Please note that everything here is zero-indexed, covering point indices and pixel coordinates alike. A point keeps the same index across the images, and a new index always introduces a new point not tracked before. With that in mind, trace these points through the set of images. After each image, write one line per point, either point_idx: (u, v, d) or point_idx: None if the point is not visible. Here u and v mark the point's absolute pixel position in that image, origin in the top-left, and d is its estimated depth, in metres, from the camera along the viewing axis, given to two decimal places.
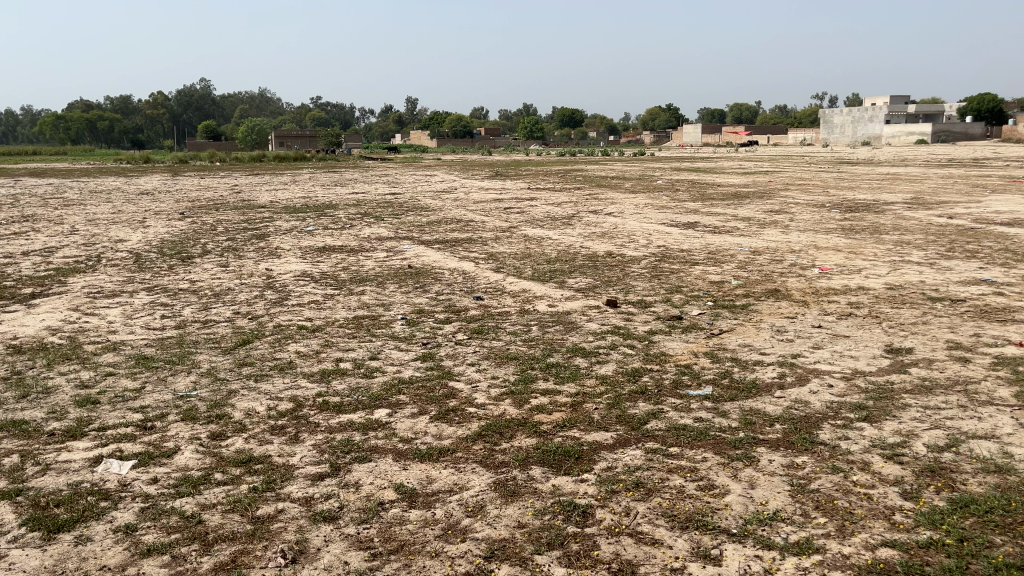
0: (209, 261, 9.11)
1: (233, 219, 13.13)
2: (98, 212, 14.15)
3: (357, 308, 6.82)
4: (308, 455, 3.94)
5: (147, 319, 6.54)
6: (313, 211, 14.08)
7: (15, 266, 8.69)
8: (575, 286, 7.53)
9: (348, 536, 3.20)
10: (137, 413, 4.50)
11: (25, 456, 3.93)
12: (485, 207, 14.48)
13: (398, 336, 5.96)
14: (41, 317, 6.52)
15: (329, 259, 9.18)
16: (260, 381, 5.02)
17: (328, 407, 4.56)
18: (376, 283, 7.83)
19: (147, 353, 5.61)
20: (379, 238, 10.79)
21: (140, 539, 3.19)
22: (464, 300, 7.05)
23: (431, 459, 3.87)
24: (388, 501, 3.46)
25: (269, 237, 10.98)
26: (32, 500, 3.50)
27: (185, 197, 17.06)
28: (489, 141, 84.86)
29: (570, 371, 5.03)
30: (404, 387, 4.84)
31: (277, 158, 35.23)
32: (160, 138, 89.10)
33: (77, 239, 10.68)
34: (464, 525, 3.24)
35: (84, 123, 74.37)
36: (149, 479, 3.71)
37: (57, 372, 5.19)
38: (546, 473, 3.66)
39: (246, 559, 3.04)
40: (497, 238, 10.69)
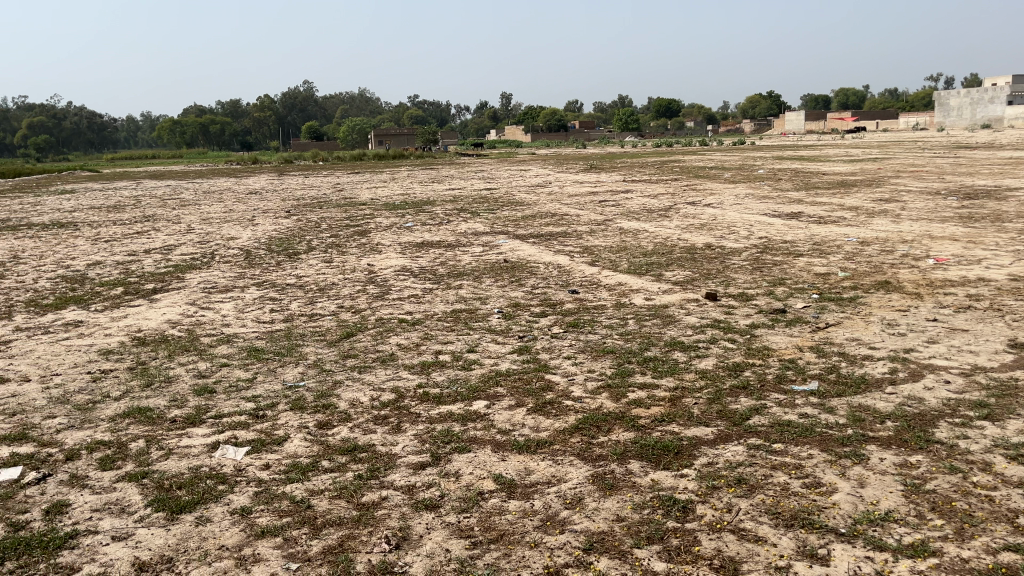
0: (314, 257, 9.46)
1: (336, 216, 13.57)
2: (211, 211, 14.91)
3: (455, 302, 6.93)
4: (410, 445, 4.04)
5: (258, 312, 6.85)
6: (410, 207, 14.35)
7: (138, 263, 9.26)
8: (672, 279, 7.41)
9: (450, 524, 3.27)
10: (249, 402, 4.73)
11: (150, 441, 4.20)
12: (579, 201, 14.42)
13: (495, 329, 6.03)
14: (162, 311, 6.93)
15: (427, 253, 9.38)
16: (363, 372, 5.19)
17: (428, 398, 4.66)
18: (473, 277, 7.94)
19: (258, 345, 5.88)
20: (475, 232, 10.93)
21: (255, 521, 3.36)
22: (560, 294, 7.06)
23: (528, 450, 3.90)
24: (487, 491, 3.51)
25: (369, 233, 11.30)
26: (157, 482, 3.73)
27: (291, 195, 17.75)
28: (584, 135, 84.47)
29: (669, 365, 4.97)
30: (501, 379, 4.91)
31: (376, 155, 36.23)
32: (268, 139, 92.97)
33: (193, 238, 11.27)
34: (563, 516, 3.26)
35: (197, 126, 78.42)
36: (262, 465, 3.89)
37: (177, 362, 5.50)
38: (645, 467, 3.64)
39: (353, 543, 3.16)
40: (593, 231, 10.65)
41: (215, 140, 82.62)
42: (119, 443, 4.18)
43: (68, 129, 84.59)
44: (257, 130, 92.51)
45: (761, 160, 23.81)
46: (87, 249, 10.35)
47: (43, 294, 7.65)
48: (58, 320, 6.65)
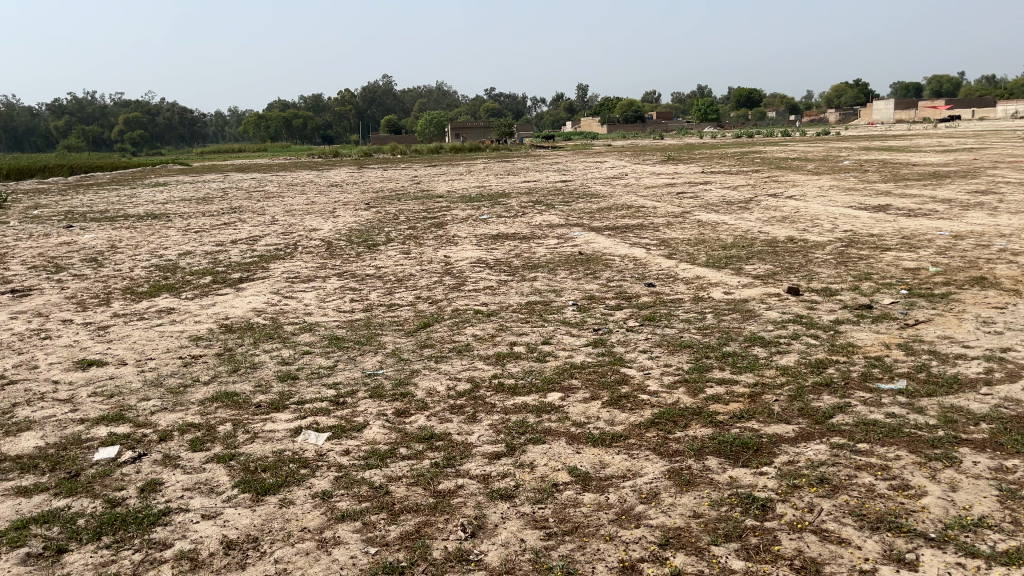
0: (392, 248, 9.63)
1: (413, 208, 13.78)
2: (294, 203, 15.31)
3: (530, 294, 6.95)
4: (485, 434, 4.08)
5: (338, 302, 7.02)
6: (486, 200, 14.43)
7: (226, 253, 9.60)
8: (752, 273, 7.25)
9: (524, 514, 3.28)
10: (330, 389, 4.86)
11: (237, 424, 4.36)
12: (657, 193, 14.22)
13: (569, 322, 6.02)
14: (248, 300, 7.17)
15: (503, 245, 9.43)
16: (440, 362, 5.26)
17: (503, 388, 4.69)
18: (548, 269, 7.94)
19: (339, 333, 6.03)
20: (550, 224, 10.93)
21: (336, 505, 3.45)
22: (636, 287, 6.99)
23: (603, 443, 3.89)
24: (562, 483, 3.52)
25: (446, 225, 11.43)
26: (243, 464, 3.88)
27: (370, 188, 18.08)
28: (661, 126, 83.26)
29: (748, 361, 4.86)
30: (576, 371, 4.90)
31: (453, 147, 36.56)
32: (349, 133, 95.05)
33: (277, 229, 11.61)
34: (638, 511, 3.24)
35: (281, 120, 80.74)
36: (342, 451, 3.99)
37: (262, 349, 5.69)
38: (723, 464, 3.57)
39: (430, 530, 3.21)
40: (670, 223, 10.50)
41: (297, 134, 84.87)
42: (208, 425, 4.36)
43: (162, 125, 88.25)
44: (338, 124, 94.64)
45: (847, 151, 23.00)
46: (179, 239, 10.80)
47: (137, 282, 8.02)
48: (152, 307, 6.96)
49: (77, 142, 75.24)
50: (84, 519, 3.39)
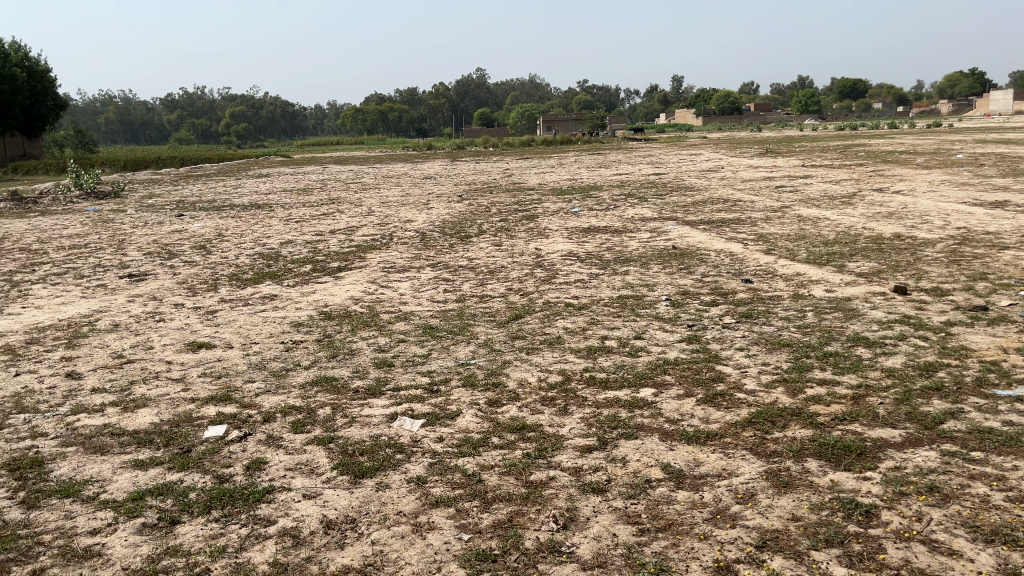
0: (484, 240, 9.73)
1: (505, 200, 13.87)
2: (390, 195, 15.65)
3: (622, 288, 6.89)
4: (577, 427, 4.07)
5: (432, 292, 7.14)
6: (578, 192, 14.39)
7: (325, 243, 9.91)
8: (855, 271, 6.97)
9: (617, 509, 3.27)
10: (424, 377, 4.96)
11: (336, 408, 4.50)
12: (754, 187, 13.86)
13: (662, 317, 5.95)
14: (346, 288, 7.38)
15: (594, 238, 9.38)
16: (531, 354, 5.28)
17: (595, 382, 4.68)
18: (641, 263, 7.86)
19: (433, 322, 6.13)
20: (643, 218, 10.80)
21: (430, 490, 3.52)
22: (732, 283, 6.84)
23: (698, 441, 3.83)
24: (655, 480, 3.48)
25: (537, 218, 11.46)
26: (342, 447, 4.00)
27: (462, 181, 18.28)
28: (759, 118, 81.00)
29: (851, 362, 4.69)
30: (669, 367, 4.83)
31: (544, 140, 36.56)
32: (442, 126, 96.47)
33: (373, 220, 11.90)
34: (734, 511, 3.18)
35: (377, 114, 82.57)
36: (436, 438, 4.06)
37: (360, 336, 5.85)
38: (824, 467, 3.46)
39: (522, 520, 3.23)
40: (768, 218, 10.22)
41: (392, 127, 86.61)
42: (308, 408, 4.51)
43: (266, 118, 91.66)
44: (432, 117, 96.11)
45: (959, 144, 21.84)
46: (281, 229, 11.20)
47: (243, 269, 8.37)
48: (256, 294, 7.26)
49: (188, 135, 79.07)
50: (195, 493, 3.57)
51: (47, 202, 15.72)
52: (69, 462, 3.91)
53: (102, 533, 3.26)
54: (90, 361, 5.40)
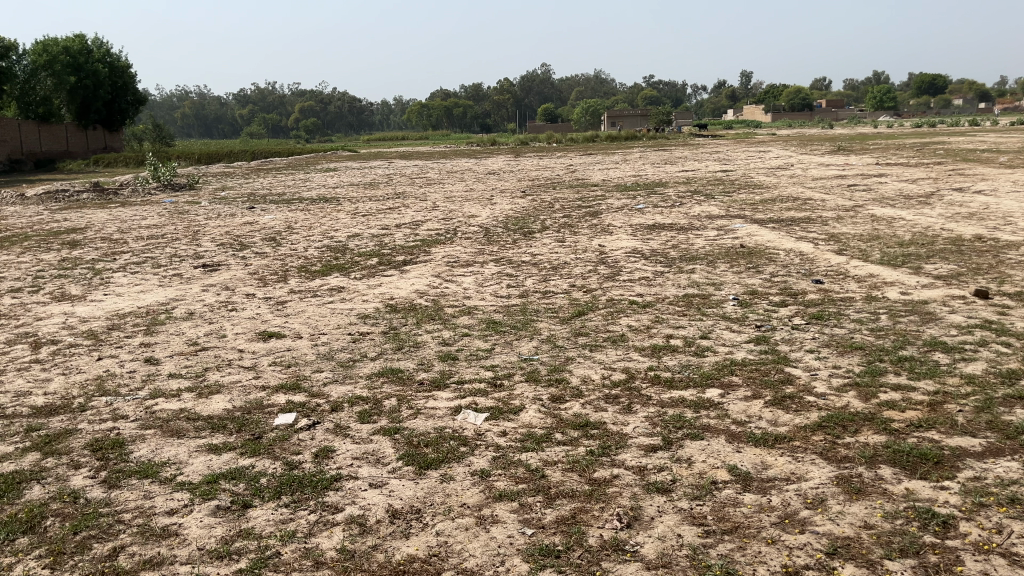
0: (547, 236, 9.74)
1: (568, 196, 13.83)
2: (454, 190, 15.76)
3: (688, 286, 6.81)
4: (641, 426, 4.04)
5: (496, 287, 7.18)
6: (642, 189, 14.26)
7: (391, 236, 10.04)
8: (932, 273, 6.75)
9: (682, 510, 3.24)
10: (488, 371, 4.99)
11: (402, 400, 4.57)
12: (825, 185, 13.52)
13: (729, 316, 5.85)
14: (411, 282, 7.47)
15: (659, 236, 9.29)
16: (595, 351, 5.26)
17: (659, 381, 4.64)
18: (707, 262, 7.74)
19: (496, 317, 6.17)
20: (709, 215, 10.64)
21: (493, 484, 3.54)
22: (802, 283, 6.69)
23: (766, 444, 3.76)
24: (721, 481, 3.43)
25: (601, 214, 11.40)
26: (407, 438, 4.06)
27: (526, 176, 18.29)
28: (830, 114, 78.90)
29: (927, 367, 4.54)
30: (736, 368, 4.76)
31: (608, 137, 36.32)
32: (506, 122, 96.70)
33: (438, 214, 12.00)
34: (803, 516, 3.11)
35: (441, 109, 83.24)
36: (500, 432, 4.09)
37: (425, 329, 5.92)
38: (898, 475, 3.36)
39: (586, 517, 3.23)
40: (840, 217, 9.94)
41: (456, 122, 87.19)
42: (374, 399, 4.59)
43: (333, 113, 93.33)
44: (496, 113, 96.44)
45: None
46: (348, 222, 11.40)
47: (311, 261, 8.55)
48: (324, 285, 7.41)
49: (259, 129, 81.05)
50: (266, 479, 3.67)
51: (126, 193, 16.34)
52: (148, 444, 4.06)
53: (178, 514, 3.38)
54: (167, 348, 5.60)
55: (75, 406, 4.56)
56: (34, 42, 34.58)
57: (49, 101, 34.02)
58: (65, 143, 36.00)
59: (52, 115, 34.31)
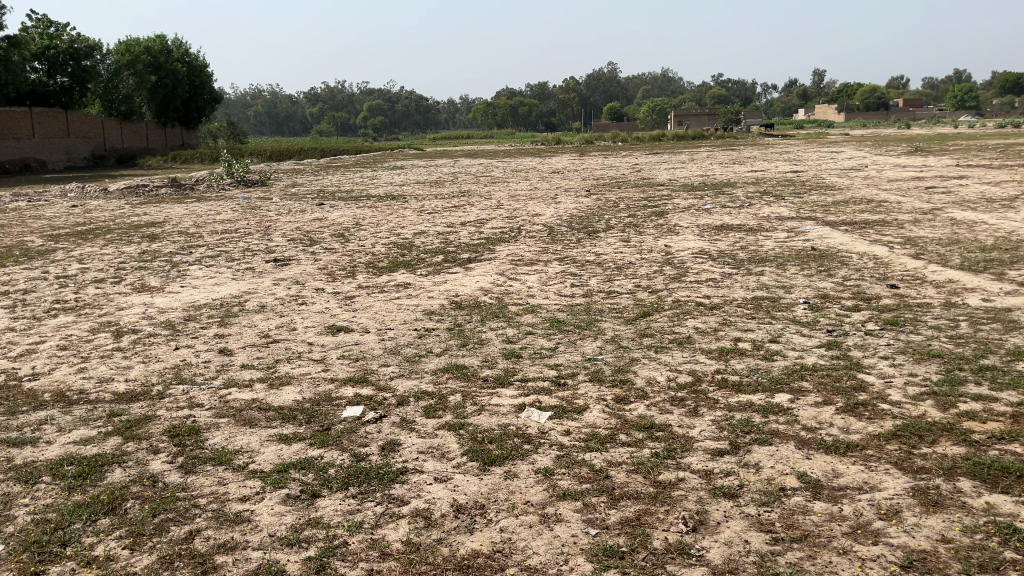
0: (612, 235, 9.69)
1: (634, 196, 13.73)
2: (518, 189, 15.80)
3: (756, 289, 6.68)
4: (708, 430, 3.99)
5: (560, 286, 7.17)
6: (710, 189, 14.05)
7: (456, 234, 10.13)
8: (1017, 279, 6.47)
9: (749, 515, 3.18)
10: (552, 370, 4.99)
11: (466, 396, 4.60)
12: (901, 187, 13.10)
13: (800, 320, 5.72)
14: (475, 280, 7.52)
15: (727, 237, 9.13)
16: (660, 352, 5.21)
17: (726, 384, 4.57)
18: (777, 264, 7.59)
19: (560, 316, 6.17)
20: (779, 217, 10.42)
21: (557, 483, 3.55)
22: (876, 288, 6.49)
23: (837, 452, 3.67)
24: (790, 488, 3.36)
25: (667, 214, 11.27)
26: (471, 434, 4.09)
27: (591, 176, 18.22)
28: (908, 114, 76.32)
29: (1011, 377, 4.35)
30: (807, 373, 4.65)
31: (675, 136, 35.87)
32: (570, 121, 96.44)
33: (502, 213, 12.06)
34: (876, 527, 3.03)
35: (507, 108, 83.52)
36: (564, 431, 4.09)
37: (488, 327, 5.96)
38: (978, 488, 3.24)
39: (650, 519, 3.20)
40: (917, 221, 9.61)
41: (521, 121, 87.34)
42: (440, 394, 4.64)
43: (400, 111, 94.58)
44: (561, 111, 96.29)
45: None
46: (414, 220, 11.55)
47: (378, 257, 8.68)
48: (390, 281, 7.51)
49: (328, 128, 82.79)
50: (334, 469, 3.75)
51: (201, 188, 16.88)
52: (222, 432, 4.19)
53: (250, 500, 3.48)
54: (240, 339, 5.77)
55: (153, 393, 4.74)
56: (118, 42, 35.97)
57: (131, 100, 35.44)
58: (146, 140, 37.38)
59: (133, 112, 35.68)
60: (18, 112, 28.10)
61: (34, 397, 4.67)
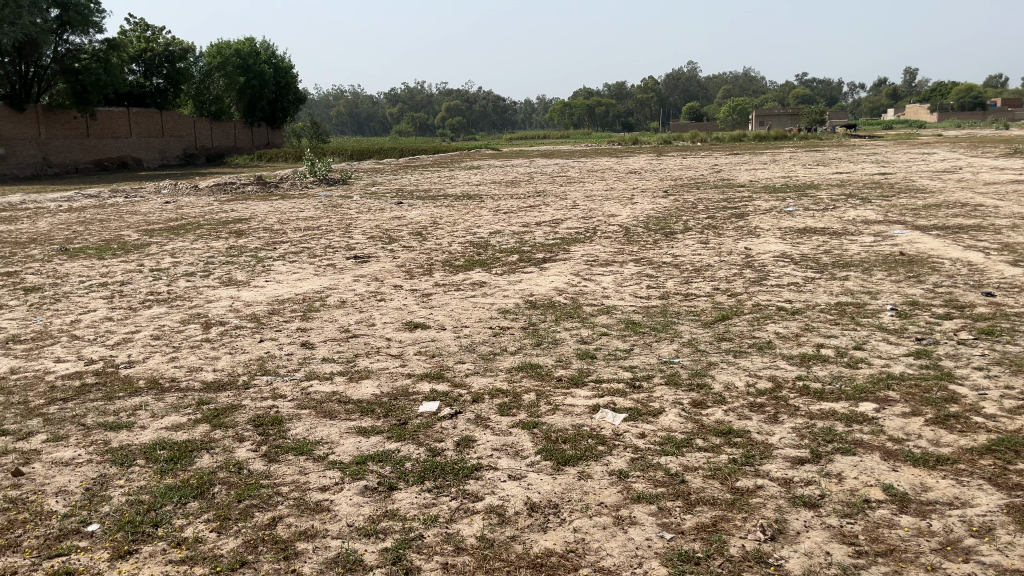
0: (690, 237, 9.55)
1: (713, 197, 13.52)
2: (595, 189, 15.72)
3: (840, 294, 6.48)
4: (788, 437, 3.90)
5: (636, 287, 7.11)
6: (793, 191, 13.70)
7: (531, 234, 10.17)
8: None
9: (831, 526, 3.10)
10: (627, 371, 4.96)
11: (540, 395, 4.61)
12: (998, 190, 12.50)
13: (887, 327, 5.53)
14: (551, 279, 7.53)
15: (810, 240, 8.89)
16: (739, 357, 5.11)
17: (808, 392, 4.45)
18: (862, 269, 7.34)
19: (636, 318, 6.11)
20: (865, 221, 10.09)
21: (631, 485, 3.52)
22: (970, 296, 6.21)
23: (925, 464, 3.53)
24: (875, 500, 3.25)
25: (747, 216, 11.05)
26: (545, 433, 4.10)
27: (668, 176, 17.99)
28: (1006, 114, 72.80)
29: None
30: (894, 383, 4.48)
31: (758, 136, 35.06)
32: (648, 121, 95.47)
33: (578, 213, 12.03)
34: (967, 544, 2.91)
35: (584, 108, 83.28)
36: (639, 433, 4.05)
37: (563, 327, 5.96)
38: None
39: (727, 525, 3.15)
40: (1016, 226, 9.15)
41: (599, 121, 86.97)
42: (514, 393, 4.67)
43: (477, 112, 95.43)
44: (638, 111, 95.40)
45: None
46: (490, 219, 11.65)
47: (454, 256, 8.79)
48: (466, 280, 7.59)
49: (407, 128, 84.41)
50: (410, 463, 3.81)
51: (286, 186, 17.40)
52: (304, 423, 4.31)
53: (330, 490, 3.57)
54: (321, 333, 5.92)
55: (239, 383, 4.92)
56: (209, 45, 37.40)
57: (220, 100, 37.17)
58: (233, 139, 38.82)
59: (222, 112, 37.14)
60: (115, 112, 29.65)
61: (129, 384, 4.91)
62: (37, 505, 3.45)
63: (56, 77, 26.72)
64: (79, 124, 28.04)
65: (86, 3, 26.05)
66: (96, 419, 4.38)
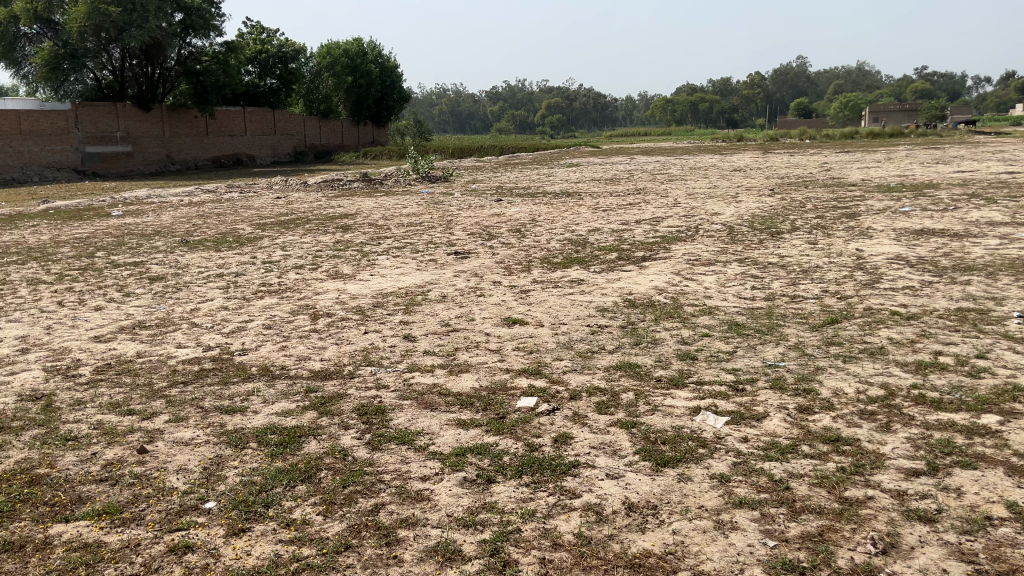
0: (798, 237, 9.24)
1: (822, 196, 13.03)
2: (697, 186, 15.43)
3: (961, 299, 6.13)
4: (902, 448, 3.72)
5: (740, 288, 6.93)
6: (910, 190, 13.01)
7: (632, 232, 10.07)
8: None
9: (948, 543, 2.94)
10: (730, 374, 4.84)
11: (640, 395, 4.56)
12: None
13: (1013, 336, 5.19)
14: (651, 278, 7.44)
15: (928, 242, 8.44)
16: (849, 362, 4.91)
17: (923, 401, 4.23)
18: (986, 273, 6.92)
19: (739, 320, 5.96)
20: (990, 222, 9.49)
21: (733, 490, 3.44)
22: None
23: None
24: (998, 518, 3.07)
25: (858, 216, 10.59)
26: (644, 434, 4.06)
27: (775, 174, 17.48)
28: None
29: None
30: (1020, 395, 4.21)
31: (871, 131, 33.39)
32: (754, 117, 92.86)
33: (679, 211, 11.85)
34: None
35: (686, 104, 81.78)
36: (741, 438, 3.95)
37: (663, 326, 5.87)
38: None
39: (834, 536, 3.03)
40: None
41: (702, 118, 85.21)
42: (612, 391, 4.64)
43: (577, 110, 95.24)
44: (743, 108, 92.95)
45: None
46: (589, 216, 11.62)
47: (553, 253, 8.80)
48: (565, 277, 7.60)
49: (507, 125, 85.17)
50: (509, 458, 3.84)
51: (390, 182, 17.86)
52: (406, 414, 4.41)
53: (430, 480, 3.64)
54: (422, 327, 6.05)
55: (345, 372, 5.09)
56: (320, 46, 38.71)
57: (329, 100, 38.50)
58: (341, 137, 40.12)
59: (330, 111, 38.44)
60: (232, 111, 31.11)
61: (243, 370, 5.16)
62: (160, 481, 3.67)
63: (180, 78, 28.35)
64: (199, 123, 29.66)
65: (207, 8, 27.40)
66: (214, 402, 4.62)
